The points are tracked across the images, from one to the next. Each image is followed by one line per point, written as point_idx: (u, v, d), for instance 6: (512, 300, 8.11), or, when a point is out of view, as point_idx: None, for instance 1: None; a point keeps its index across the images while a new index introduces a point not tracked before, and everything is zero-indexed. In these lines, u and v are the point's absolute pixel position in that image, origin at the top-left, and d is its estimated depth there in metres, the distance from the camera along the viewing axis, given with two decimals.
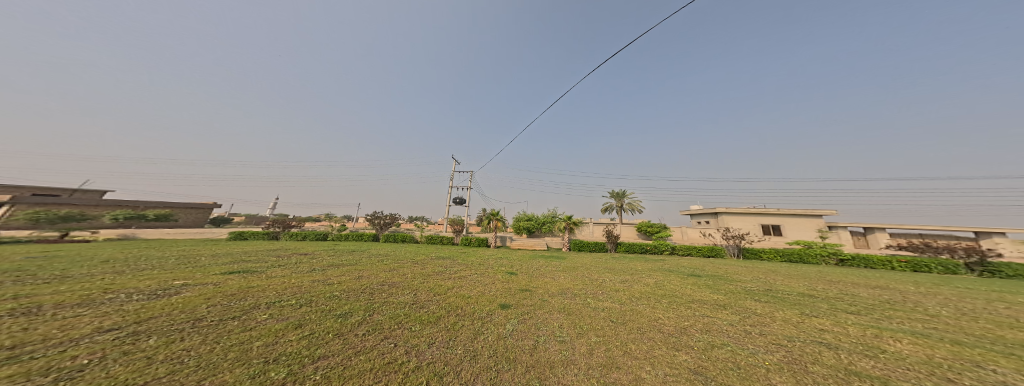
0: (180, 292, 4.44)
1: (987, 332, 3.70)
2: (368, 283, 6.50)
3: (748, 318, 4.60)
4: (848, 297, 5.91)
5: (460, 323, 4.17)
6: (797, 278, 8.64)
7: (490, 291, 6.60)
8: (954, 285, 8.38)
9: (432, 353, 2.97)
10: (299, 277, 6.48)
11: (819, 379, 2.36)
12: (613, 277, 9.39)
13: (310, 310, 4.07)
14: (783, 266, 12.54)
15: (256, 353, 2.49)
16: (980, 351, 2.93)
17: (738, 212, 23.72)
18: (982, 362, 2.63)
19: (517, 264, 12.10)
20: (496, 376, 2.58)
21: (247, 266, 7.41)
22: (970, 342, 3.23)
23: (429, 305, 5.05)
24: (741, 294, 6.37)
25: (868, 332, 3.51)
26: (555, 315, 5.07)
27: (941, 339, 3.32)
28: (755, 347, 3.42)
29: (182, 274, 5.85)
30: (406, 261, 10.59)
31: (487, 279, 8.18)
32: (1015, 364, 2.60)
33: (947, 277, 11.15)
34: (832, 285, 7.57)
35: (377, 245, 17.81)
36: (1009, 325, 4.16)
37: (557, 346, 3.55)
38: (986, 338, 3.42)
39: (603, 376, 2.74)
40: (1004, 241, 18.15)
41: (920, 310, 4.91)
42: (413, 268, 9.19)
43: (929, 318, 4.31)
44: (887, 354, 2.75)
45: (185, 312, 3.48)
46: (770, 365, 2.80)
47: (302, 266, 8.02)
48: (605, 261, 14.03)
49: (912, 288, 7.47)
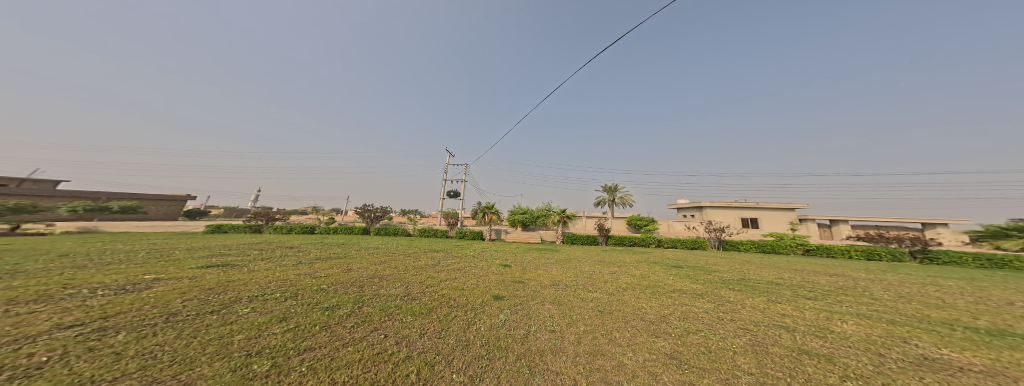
0: (151, 287, 4.29)
1: (919, 312, 4.07)
2: (358, 275, 6.47)
3: (721, 305, 4.86)
4: (809, 284, 6.33)
5: (452, 314, 4.22)
6: (769, 268, 9.17)
7: (483, 283, 6.68)
8: (902, 272, 9.10)
9: (428, 343, 3.03)
10: (284, 270, 6.33)
11: (776, 359, 2.54)
12: (602, 269, 9.66)
13: (296, 303, 4.02)
14: (758, 258, 13.24)
15: (237, 346, 2.46)
16: (911, 329, 3.21)
17: (721, 206, 24.69)
18: (908, 338, 2.88)
19: (510, 256, 12.29)
20: (488, 364, 2.64)
21: (226, 260, 7.20)
22: (903, 321, 3.54)
23: (422, 297, 5.06)
24: (717, 284, 6.70)
25: (823, 315, 3.77)
26: (546, 306, 5.18)
27: (881, 319, 3.62)
28: (725, 332, 3.63)
29: (153, 268, 5.65)
30: (397, 254, 10.58)
31: (481, 271, 8.28)
32: (936, 339, 2.87)
33: (896, 265, 12.04)
34: (796, 273, 8.09)
35: (367, 239, 17.61)
36: (938, 305, 4.59)
37: (547, 335, 3.66)
38: (919, 318, 3.73)
39: (589, 362, 2.85)
40: (944, 231, 19.63)
41: (867, 294, 5.31)
42: (405, 260, 9.17)
43: (873, 301, 4.69)
44: (834, 334, 2.98)
45: (157, 307, 3.37)
46: (737, 348, 2.99)
47: (287, 259, 7.90)
48: (594, 254, 14.47)
49: (863, 275, 8.09)
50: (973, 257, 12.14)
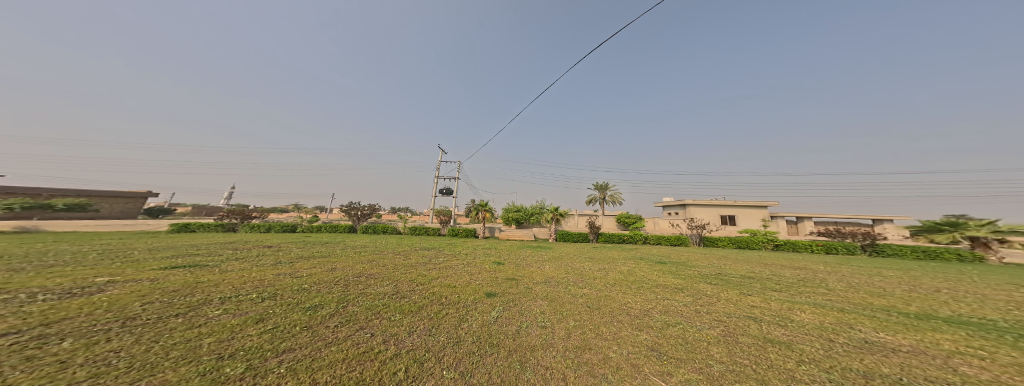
0: (104, 290, 4.02)
1: (866, 300, 4.44)
2: (344, 274, 6.31)
3: (698, 299, 5.11)
4: (776, 277, 6.75)
5: (443, 312, 4.20)
6: (743, 263, 9.71)
7: (476, 281, 6.68)
8: (859, 265, 9.82)
9: (416, 341, 3.02)
10: (260, 270, 6.09)
11: (744, 348, 2.71)
12: (592, 265, 9.89)
13: (274, 303, 3.89)
14: (735, 253, 13.97)
15: (207, 349, 2.36)
16: (858, 316, 3.50)
17: (703, 203, 25.73)
18: (855, 324, 3.14)
19: (503, 254, 12.34)
20: (479, 360, 2.67)
21: (194, 260, 6.85)
22: (852, 309, 3.86)
23: (411, 295, 5.01)
24: (697, 278, 7.03)
25: (787, 305, 4.05)
26: (538, 302, 5.27)
27: (833, 307, 3.94)
28: (701, 324, 3.82)
29: (108, 270, 5.28)
30: (386, 252, 10.40)
31: (474, 269, 8.27)
32: (876, 324, 3.16)
33: (850, 258, 13.05)
34: (766, 267, 8.61)
35: (354, 237, 17.20)
36: (882, 294, 5.03)
37: (539, 330, 3.73)
38: (868, 306, 4.06)
39: (577, 356, 2.93)
40: (890, 226, 21.23)
41: (824, 285, 5.73)
42: (394, 259, 9.04)
43: (829, 292, 5.06)
44: (793, 323, 3.21)
45: (110, 311, 3.17)
46: (710, 339, 3.16)
47: (266, 258, 7.63)
48: (586, 251, 14.77)
49: (822, 268, 8.73)
50: (911, 249, 13.56)
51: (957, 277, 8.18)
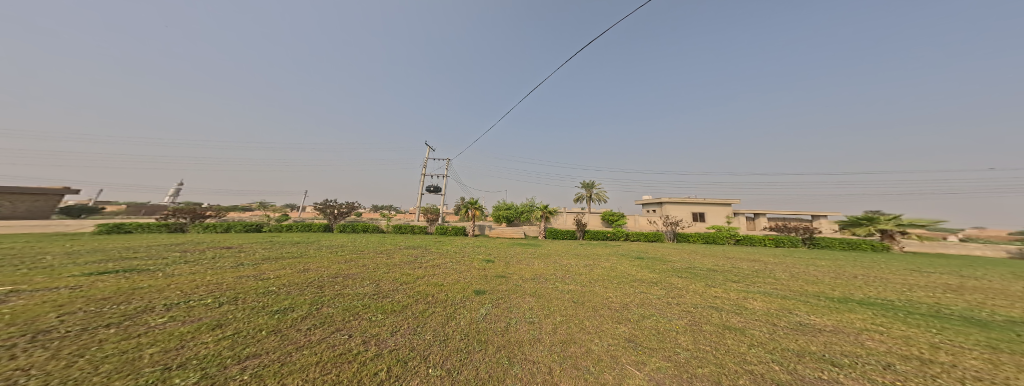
0: (7, 300, 3.54)
1: (804, 287, 4.96)
2: (318, 275, 6.00)
3: (670, 292, 5.43)
4: (736, 269, 7.35)
5: (430, 310, 4.12)
6: (709, 256, 10.47)
7: (464, 278, 6.61)
8: (804, 256, 10.94)
9: (397, 340, 2.93)
10: (218, 273, 5.63)
11: (707, 335, 2.92)
12: (577, 262, 10.15)
13: (235, 308, 3.62)
14: (706, 248, 14.97)
15: (150, 360, 2.16)
16: (798, 302, 3.91)
17: (677, 201, 27.23)
18: (792, 309, 3.50)
19: (493, 251, 12.32)
20: (467, 357, 2.64)
21: (129, 265, 6.14)
22: (791, 295, 4.31)
23: (393, 294, 4.86)
24: (669, 272, 7.47)
25: (743, 294, 4.44)
26: (526, 298, 5.31)
27: (778, 294, 4.38)
28: (672, 315, 4.06)
29: (14, 279, 4.62)
30: (365, 251, 9.98)
31: (463, 267, 8.18)
32: (810, 309, 3.54)
33: (799, 250, 14.47)
34: (729, 260, 9.34)
35: (330, 236, 16.33)
36: (818, 281, 5.66)
37: (527, 326, 3.77)
38: (808, 293, 4.52)
39: (564, 350, 3.01)
40: (824, 222, 24.03)
41: (770, 275, 6.34)
42: (374, 258, 8.72)
43: (774, 281, 5.60)
44: (745, 310, 3.51)
45: (18, 324, 2.79)
46: (679, 328, 3.37)
47: (224, 260, 7.07)
48: (572, 248, 15.09)
49: (774, 259, 9.64)
50: (838, 242, 15.63)
51: (882, 266, 9.38)
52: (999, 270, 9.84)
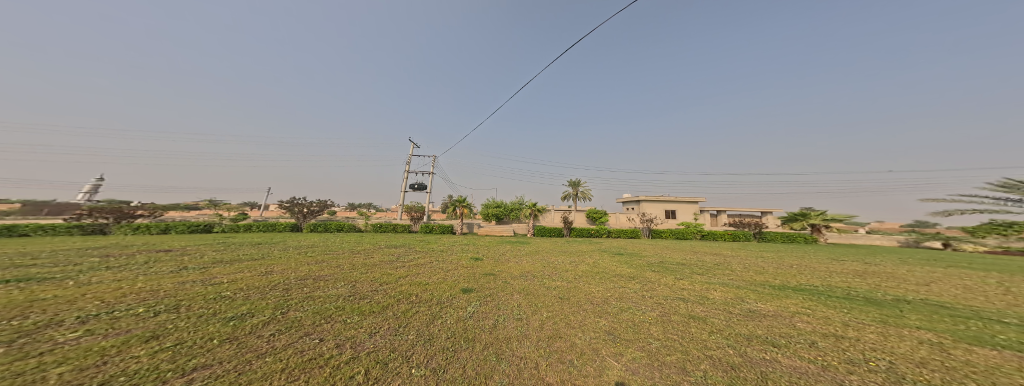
0: None
1: (754, 278, 5.48)
2: (284, 278, 5.62)
3: (645, 285, 5.74)
4: (702, 262, 7.94)
5: (413, 310, 4.00)
6: (679, 251, 11.20)
7: (451, 277, 6.48)
8: (757, 249, 12.08)
9: (373, 342, 2.81)
10: (154, 279, 5.09)
11: (676, 325, 3.12)
12: (564, 258, 10.37)
13: (177, 317, 3.30)
14: (679, 243, 15.96)
15: (66, 379, 1.91)
16: (753, 291, 4.31)
17: (654, 199, 28.71)
18: (744, 297, 3.86)
19: (481, 249, 12.22)
20: (453, 355, 2.58)
21: (33, 274, 5.25)
22: (743, 285, 4.75)
23: (372, 295, 4.65)
24: (644, 267, 7.89)
25: (707, 285, 4.80)
26: (514, 296, 5.32)
27: (733, 284, 4.79)
28: (646, 307, 4.30)
29: None
30: (340, 252, 9.47)
31: (450, 265, 8.04)
32: (756, 296, 3.93)
33: (758, 244, 15.88)
34: (697, 254, 10.07)
35: (300, 237, 15.28)
36: (766, 272, 6.29)
37: (515, 323, 3.78)
38: (759, 282, 5.00)
39: (549, 345, 3.05)
40: (770, 218, 26.77)
41: (725, 267, 6.95)
42: (351, 258, 8.31)
43: (731, 272, 6.13)
44: (705, 300, 3.82)
45: None
46: (652, 319, 3.57)
47: (164, 265, 6.35)
48: (560, 245, 15.37)
49: (736, 253, 10.50)
50: (780, 235, 17.51)
51: (825, 257, 10.56)
52: (908, 258, 11.55)
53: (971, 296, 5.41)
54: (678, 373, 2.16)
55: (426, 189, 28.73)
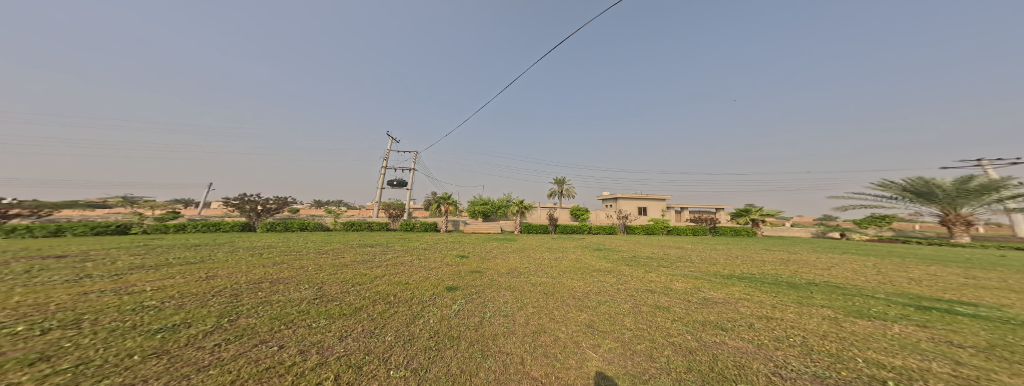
0: None
1: (713, 268, 5.99)
2: (230, 282, 5.16)
3: (620, 278, 6.03)
4: (671, 255, 8.52)
5: (391, 311, 3.87)
6: (648, 245, 11.93)
7: (434, 276, 6.35)
8: (716, 243, 13.22)
9: (343, 345, 2.71)
10: (47, 290, 4.40)
11: (646, 315, 3.32)
12: (549, 255, 10.57)
13: (86, 331, 2.80)
14: (654, 238, 16.93)
15: None
16: (714, 281, 4.70)
17: (631, 197, 30.18)
18: (700, 287, 4.21)
19: (467, 247, 12.04)
20: (437, 355, 2.53)
21: None
22: (703, 275, 5.18)
23: (343, 297, 4.44)
24: (620, 261, 8.29)
25: (669, 276, 5.20)
26: (501, 293, 5.31)
27: (691, 275, 5.21)
28: (620, 299, 4.54)
29: None
30: (305, 253, 8.83)
31: (433, 263, 7.84)
32: (711, 285, 4.33)
33: (720, 238, 17.32)
34: (665, 248, 10.78)
35: (261, 237, 14.02)
36: (723, 263, 6.91)
37: (501, 319, 3.79)
38: (716, 273, 5.49)
39: (535, 340, 3.09)
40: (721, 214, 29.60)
41: (686, 259, 7.54)
42: (319, 259, 7.80)
43: (693, 264, 6.65)
44: (669, 290, 4.14)
45: None
46: (626, 310, 3.78)
47: (64, 275, 5.43)
48: (546, 242, 15.60)
49: (700, 246, 11.40)
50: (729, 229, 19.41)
51: (775, 248, 11.80)
52: (836, 248, 13.32)
53: (886, 278, 6.36)
54: (648, 360, 2.30)
55: (406, 186, 27.74)
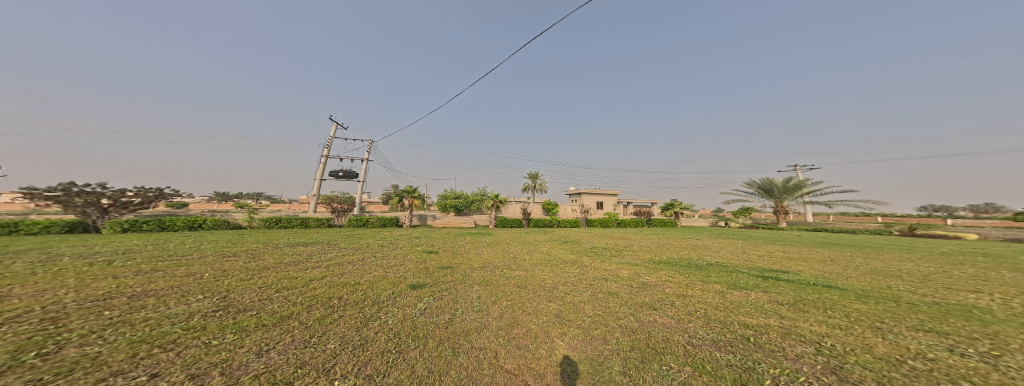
0: None
1: (657, 256, 6.80)
2: (39, 304, 3.32)
3: (582, 268, 6.50)
4: (626, 245, 9.39)
5: (338, 314, 3.59)
6: (604, 237, 12.97)
7: (395, 274, 6.03)
8: (658, 233, 14.98)
9: (260, 360, 2.17)
10: None
11: (596, 302, 3.70)
12: (522, 248, 10.82)
13: None
14: (614, 231, 18.37)
15: None
16: (658, 267, 5.34)
17: (594, 193, 32.25)
18: (640, 272, 4.77)
19: (437, 242, 11.62)
20: (398, 357, 2.45)
21: None
22: (640, 262, 5.86)
23: (262, 306, 3.68)
24: (583, 252, 8.90)
25: (618, 265, 5.74)
26: (475, 288, 5.31)
27: (634, 262, 5.86)
28: (581, 288, 4.91)
29: None
30: (210, 256, 7.20)
31: (394, 261, 7.42)
32: (646, 270, 4.97)
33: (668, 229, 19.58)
34: (618, 239, 11.87)
35: (165, 236, 11.40)
36: (665, 251, 7.90)
37: (474, 315, 3.80)
38: (648, 259, 6.26)
39: (509, 333, 3.18)
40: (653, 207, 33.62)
41: (632, 248, 8.46)
42: (229, 263, 6.51)
43: (644, 253, 7.45)
44: (616, 277, 4.63)
45: None
46: (586, 298, 4.12)
47: None
48: (518, 235, 15.87)
49: (649, 236, 12.77)
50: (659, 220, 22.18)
51: (711, 237, 13.80)
52: (753, 235, 16.17)
53: (787, 258, 7.99)
54: (604, 343, 2.53)
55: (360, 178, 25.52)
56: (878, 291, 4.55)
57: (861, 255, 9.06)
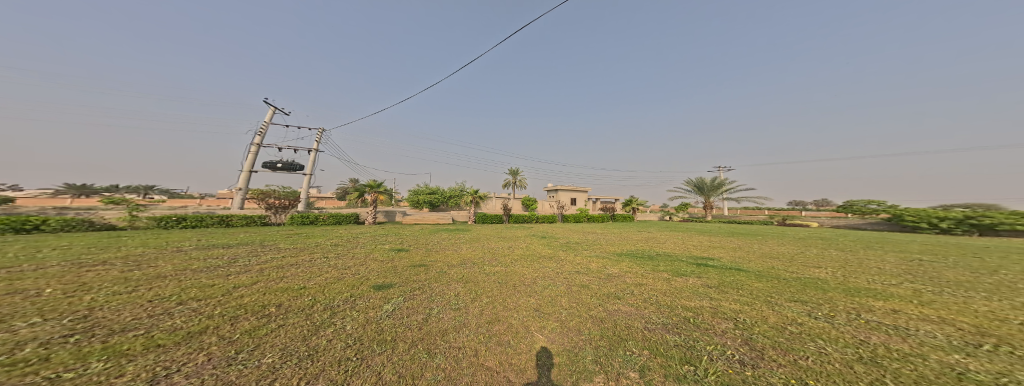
0: None
1: (625, 249, 7.26)
2: None
3: (558, 262, 6.74)
4: (598, 239, 9.89)
5: (279, 323, 3.27)
6: (575, 232, 13.52)
7: (353, 275, 5.70)
8: (622, 227, 15.99)
9: None
10: None
11: (569, 296, 3.90)
12: (501, 244, 10.87)
13: None
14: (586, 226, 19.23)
15: None
16: (624, 259, 5.72)
17: (569, 189, 33.34)
18: (607, 265, 5.08)
19: (409, 240, 11.18)
20: (361, 364, 2.35)
21: None
22: (608, 255, 6.21)
23: (153, 323, 2.99)
24: (560, 246, 9.22)
25: (589, 258, 6.05)
26: (453, 285, 5.25)
27: (603, 255, 6.21)
28: (558, 282, 5.12)
29: None
30: (91, 266, 5.81)
31: (349, 262, 6.97)
32: (612, 262, 5.31)
33: (636, 224, 21.02)
34: (587, 233, 12.46)
35: (56, 239, 9.32)
36: (631, 244, 8.48)
37: (452, 313, 3.76)
38: (612, 252, 6.67)
39: (490, 330, 3.21)
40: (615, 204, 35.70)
41: (600, 242, 8.94)
42: (105, 273, 5.20)
43: (614, 246, 7.93)
44: (587, 270, 4.89)
45: None
46: (563, 290, 4.32)
47: None
48: (498, 231, 15.89)
49: (616, 230, 13.60)
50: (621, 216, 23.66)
51: (672, 230, 15.14)
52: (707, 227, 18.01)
53: (733, 247, 9.07)
54: (578, 334, 2.68)
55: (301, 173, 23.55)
56: (765, 271, 5.33)
57: (785, 242, 10.68)
